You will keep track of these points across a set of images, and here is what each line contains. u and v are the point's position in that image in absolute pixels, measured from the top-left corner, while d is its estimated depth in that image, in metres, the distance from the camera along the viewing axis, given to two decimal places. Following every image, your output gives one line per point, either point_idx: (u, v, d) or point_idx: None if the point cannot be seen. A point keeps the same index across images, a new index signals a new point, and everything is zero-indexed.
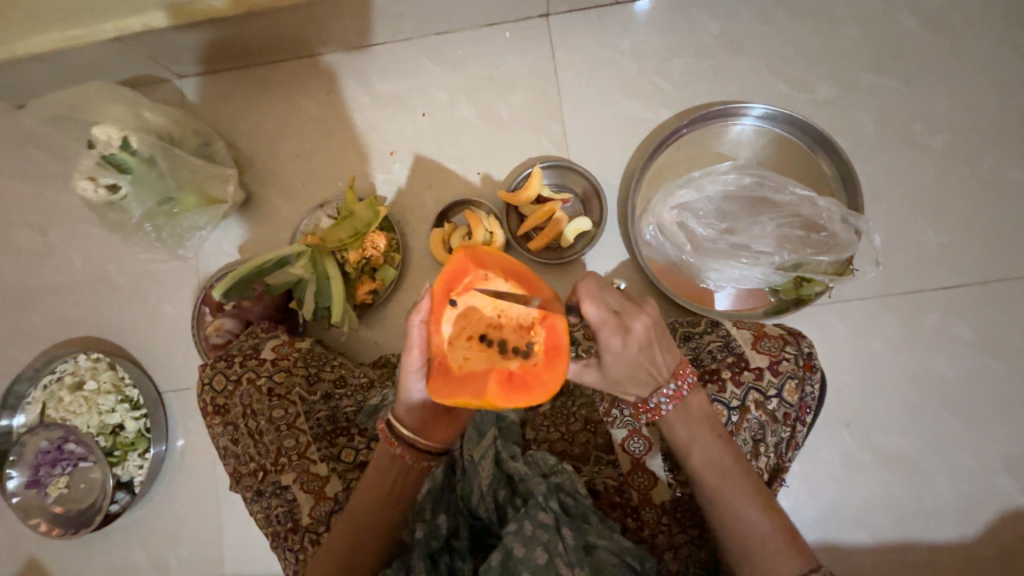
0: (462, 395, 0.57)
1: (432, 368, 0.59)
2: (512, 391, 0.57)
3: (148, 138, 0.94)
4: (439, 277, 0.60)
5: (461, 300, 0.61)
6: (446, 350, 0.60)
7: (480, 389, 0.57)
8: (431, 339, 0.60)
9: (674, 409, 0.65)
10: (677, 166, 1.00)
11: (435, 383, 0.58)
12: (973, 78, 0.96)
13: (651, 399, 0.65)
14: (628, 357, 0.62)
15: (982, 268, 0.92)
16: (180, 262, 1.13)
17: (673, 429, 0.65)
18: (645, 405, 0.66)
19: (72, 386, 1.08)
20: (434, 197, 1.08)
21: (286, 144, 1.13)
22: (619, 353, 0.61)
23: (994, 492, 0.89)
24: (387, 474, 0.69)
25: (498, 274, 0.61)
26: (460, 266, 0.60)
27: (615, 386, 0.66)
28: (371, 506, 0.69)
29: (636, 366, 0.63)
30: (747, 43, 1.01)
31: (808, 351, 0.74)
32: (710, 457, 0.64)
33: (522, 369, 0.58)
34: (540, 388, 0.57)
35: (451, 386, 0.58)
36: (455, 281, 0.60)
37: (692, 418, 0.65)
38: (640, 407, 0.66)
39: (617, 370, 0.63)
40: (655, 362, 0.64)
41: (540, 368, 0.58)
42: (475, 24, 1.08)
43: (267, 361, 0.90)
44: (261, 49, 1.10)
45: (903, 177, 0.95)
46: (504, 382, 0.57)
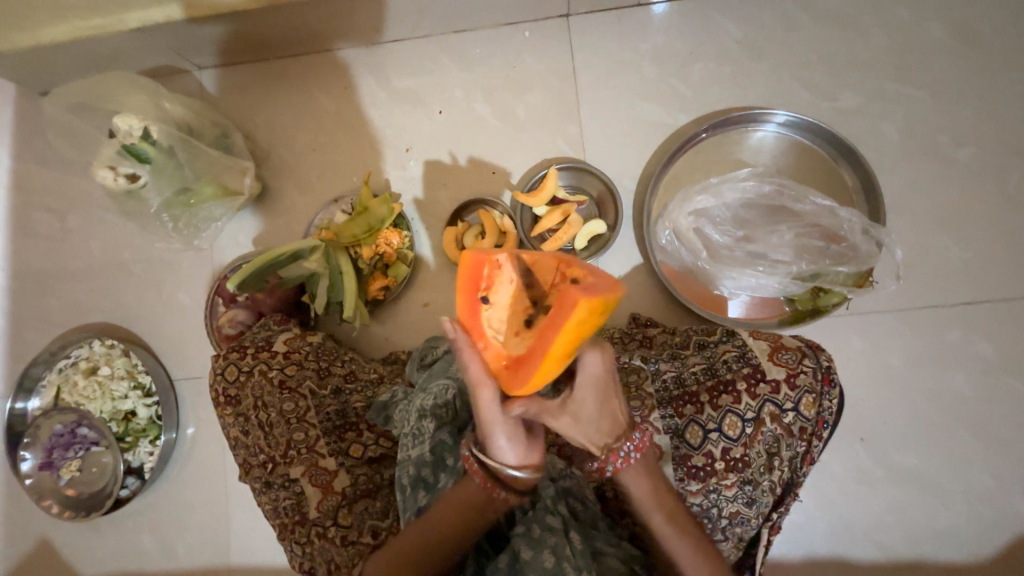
0: (542, 359, 0.52)
1: (506, 371, 0.56)
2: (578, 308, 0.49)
3: (168, 129, 0.95)
4: (457, 304, 0.57)
5: (488, 302, 0.57)
6: (504, 349, 0.57)
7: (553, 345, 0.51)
8: (487, 352, 0.57)
9: (633, 465, 0.62)
10: (695, 172, 0.99)
11: (516, 381, 0.55)
12: (1002, 90, 0.94)
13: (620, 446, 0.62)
14: (598, 390, 0.61)
15: (1004, 284, 0.90)
16: (196, 252, 1.14)
17: (630, 488, 0.63)
18: (612, 454, 0.62)
19: (87, 371, 1.10)
20: (448, 195, 1.08)
21: (302, 138, 1.13)
22: (587, 385, 0.61)
23: (1009, 513, 0.87)
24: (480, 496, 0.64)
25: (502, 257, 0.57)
26: (466, 270, 0.57)
27: (574, 427, 0.62)
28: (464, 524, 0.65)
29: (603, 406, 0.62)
30: (768, 48, 1.00)
31: (828, 365, 0.72)
32: (671, 511, 0.63)
33: (569, 293, 0.51)
34: (600, 296, 0.50)
35: (530, 363, 0.53)
36: (471, 287, 0.56)
37: (652, 475, 0.63)
38: (608, 455, 0.62)
39: (585, 403, 0.61)
40: (612, 409, 0.63)
41: (585, 285, 0.51)
42: (495, 23, 1.08)
43: (279, 354, 0.90)
44: (279, 42, 1.10)
45: (926, 189, 0.94)
46: (563, 310, 0.51)
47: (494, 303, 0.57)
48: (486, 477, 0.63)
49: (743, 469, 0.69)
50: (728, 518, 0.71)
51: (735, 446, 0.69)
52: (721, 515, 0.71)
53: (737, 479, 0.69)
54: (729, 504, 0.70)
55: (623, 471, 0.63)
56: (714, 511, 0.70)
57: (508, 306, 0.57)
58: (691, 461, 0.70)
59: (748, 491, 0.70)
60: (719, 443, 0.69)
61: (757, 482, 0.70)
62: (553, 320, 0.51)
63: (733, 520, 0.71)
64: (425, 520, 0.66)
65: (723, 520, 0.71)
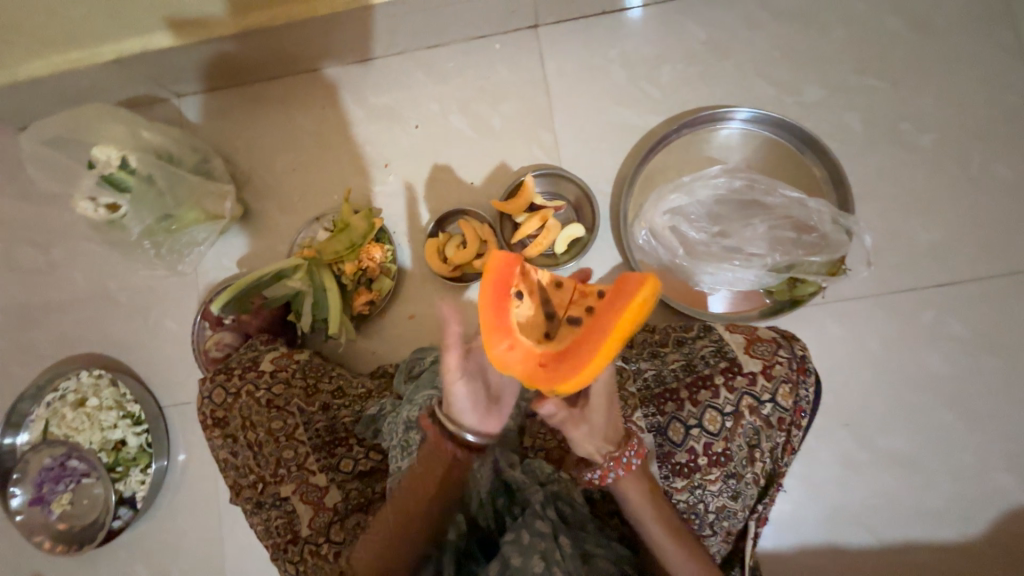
0: (592, 356, 0.52)
1: (541, 371, 0.55)
2: (629, 308, 0.51)
3: (145, 157, 0.96)
4: (485, 305, 0.55)
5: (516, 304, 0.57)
6: (535, 349, 0.56)
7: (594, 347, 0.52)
8: (518, 353, 0.55)
9: (630, 474, 0.64)
10: (668, 171, 1.01)
11: (556, 380, 0.53)
12: (960, 76, 0.97)
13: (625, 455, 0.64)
14: (607, 400, 0.62)
15: (974, 265, 0.92)
16: (180, 278, 1.14)
17: (626, 495, 0.65)
18: (614, 461, 0.63)
19: (75, 403, 1.09)
20: (428, 207, 1.09)
21: (282, 159, 1.14)
22: (599, 398, 0.62)
23: (995, 490, 0.89)
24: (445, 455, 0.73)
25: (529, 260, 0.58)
26: (498, 268, 0.55)
27: (588, 435, 0.64)
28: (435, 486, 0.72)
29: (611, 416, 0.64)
30: (732, 47, 1.02)
31: (802, 355, 0.73)
32: (663, 516, 0.65)
33: (617, 294, 0.53)
34: (638, 297, 0.51)
35: (574, 361, 0.53)
36: (503, 285, 0.55)
37: (648, 481, 0.65)
38: (608, 462, 0.63)
39: (596, 414, 0.63)
40: (613, 419, 0.64)
41: (620, 288, 0.53)
42: (466, 37, 1.10)
43: (266, 373, 0.91)
44: (255, 67, 1.12)
45: (892, 176, 0.96)
46: (613, 309, 0.53)
47: (520, 306, 0.58)
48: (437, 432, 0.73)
49: (726, 463, 0.70)
50: (715, 513, 0.71)
51: (717, 440, 0.70)
52: (708, 510, 0.71)
53: (720, 473, 0.70)
54: (715, 498, 0.70)
55: (620, 480, 0.64)
56: (701, 507, 0.71)
57: (530, 310, 0.58)
58: (674, 459, 0.70)
59: (733, 485, 0.70)
60: (701, 439, 0.70)
61: (740, 474, 0.70)
62: (600, 320, 0.53)
63: (721, 515, 0.71)
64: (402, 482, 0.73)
65: (710, 515, 0.71)
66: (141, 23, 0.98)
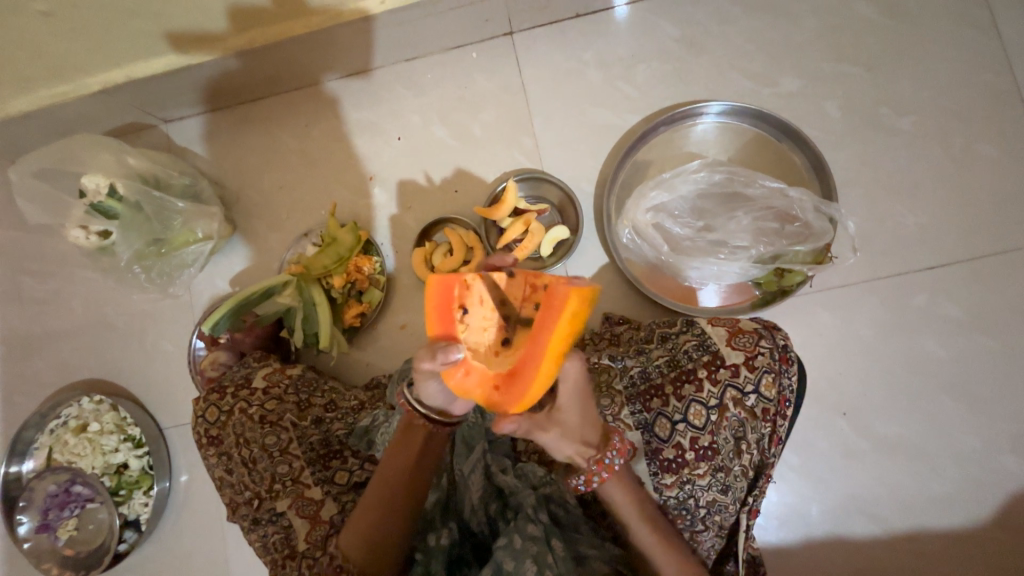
0: (540, 363, 0.54)
1: (498, 390, 0.57)
2: (565, 310, 0.53)
3: (132, 183, 0.98)
4: (435, 334, 0.57)
5: (465, 326, 0.59)
6: (490, 369, 0.58)
7: (538, 362, 0.55)
8: (474, 376, 0.58)
9: (614, 476, 0.64)
10: (649, 168, 1.01)
11: (513, 396, 0.56)
12: (937, 57, 0.96)
13: (607, 455, 0.63)
14: (580, 400, 0.62)
15: (963, 245, 0.92)
16: (175, 300, 1.16)
17: (613, 497, 0.65)
18: (598, 463, 0.63)
19: (77, 429, 1.10)
20: (414, 217, 1.10)
21: (269, 177, 1.16)
22: (570, 397, 0.61)
23: (1000, 472, 0.87)
24: (413, 445, 0.71)
25: (469, 277, 0.60)
26: (436, 293, 0.57)
27: (561, 441, 0.62)
28: (405, 476, 0.71)
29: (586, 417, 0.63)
30: (706, 42, 1.03)
31: (784, 344, 0.73)
32: (653, 520, 0.66)
33: (550, 297, 0.55)
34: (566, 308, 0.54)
35: (525, 372, 0.55)
36: (445, 308, 0.57)
37: (631, 483, 0.66)
38: (593, 465, 0.63)
39: (570, 415, 0.62)
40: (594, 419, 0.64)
41: (550, 301, 0.55)
42: (443, 48, 1.11)
43: (259, 390, 0.92)
44: (238, 90, 1.14)
45: (875, 161, 0.95)
46: (551, 312, 0.54)
47: (470, 325, 0.60)
48: (409, 406, 0.71)
49: (714, 457, 0.69)
50: (706, 508, 0.70)
51: (703, 434, 0.70)
52: (699, 505, 0.70)
53: (708, 467, 0.69)
54: (705, 493, 0.70)
55: (607, 483, 0.65)
56: (691, 502, 0.70)
57: (482, 327, 0.61)
58: (662, 455, 0.70)
59: (722, 478, 0.70)
60: (687, 433, 0.70)
61: (728, 467, 0.70)
62: (541, 325, 0.55)
63: (712, 509, 0.71)
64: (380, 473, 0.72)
65: (701, 510, 0.70)
66: (123, 53, 1.00)
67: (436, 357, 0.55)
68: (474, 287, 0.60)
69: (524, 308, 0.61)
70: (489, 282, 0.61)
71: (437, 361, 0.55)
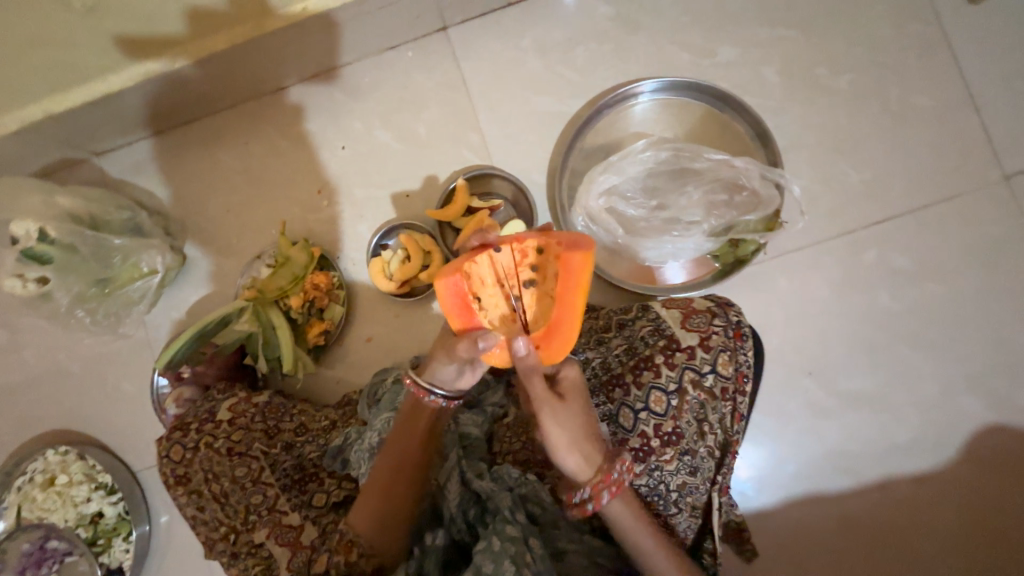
0: (575, 308, 0.60)
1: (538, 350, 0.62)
2: (581, 259, 0.60)
3: (64, 225, 0.93)
4: (458, 324, 0.63)
5: (481, 310, 0.66)
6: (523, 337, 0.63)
7: (570, 316, 0.61)
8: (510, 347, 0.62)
9: (617, 498, 0.64)
10: (598, 152, 1.00)
11: (557, 349, 0.62)
12: (866, 12, 0.97)
13: (611, 469, 0.64)
14: (582, 402, 0.65)
15: (908, 197, 0.93)
16: (131, 339, 1.12)
17: (615, 514, 0.65)
18: (603, 476, 0.63)
19: (45, 483, 1.06)
20: (368, 227, 1.08)
21: (214, 201, 1.12)
22: (575, 398, 0.64)
23: (960, 413, 0.90)
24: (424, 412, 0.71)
25: (468, 265, 0.65)
26: (448, 289, 0.63)
27: (565, 439, 0.62)
28: (416, 445, 0.72)
29: (590, 421, 0.65)
30: (641, 19, 1.02)
31: (737, 320, 0.74)
32: (648, 534, 0.66)
33: (564, 258, 0.61)
34: (582, 261, 0.60)
35: (562, 326, 0.61)
36: (461, 301, 0.63)
37: (634, 502, 0.67)
38: (598, 479, 0.64)
39: (576, 410, 0.63)
40: (598, 441, 0.65)
41: (565, 259, 0.61)
42: (378, 49, 1.08)
43: (225, 423, 0.89)
44: (169, 113, 1.09)
45: (816, 123, 0.96)
46: (569, 262, 0.61)
47: (485, 308, 0.66)
48: (415, 387, 0.70)
49: (679, 441, 0.70)
50: (677, 491, 0.71)
51: (666, 420, 0.70)
52: (670, 489, 0.71)
53: (675, 452, 0.70)
54: (674, 478, 0.70)
55: (613, 501, 0.65)
56: (662, 488, 0.71)
57: (494, 303, 0.67)
58: (628, 445, 0.70)
59: (689, 461, 0.70)
60: (650, 421, 0.70)
61: (694, 450, 0.71)
62: (562, 278, 0.61)
63: (683, 492, 0.72)
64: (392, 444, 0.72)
65: (673, 493, 0.71)
66: (36, 89, 0.94)
67: (473, 344, 0.60)
68: (473, 274, 0.66)
69: (522, 272, 0.67)
70: (483, 263, 0.67)
71: (476, 348, 0.60)
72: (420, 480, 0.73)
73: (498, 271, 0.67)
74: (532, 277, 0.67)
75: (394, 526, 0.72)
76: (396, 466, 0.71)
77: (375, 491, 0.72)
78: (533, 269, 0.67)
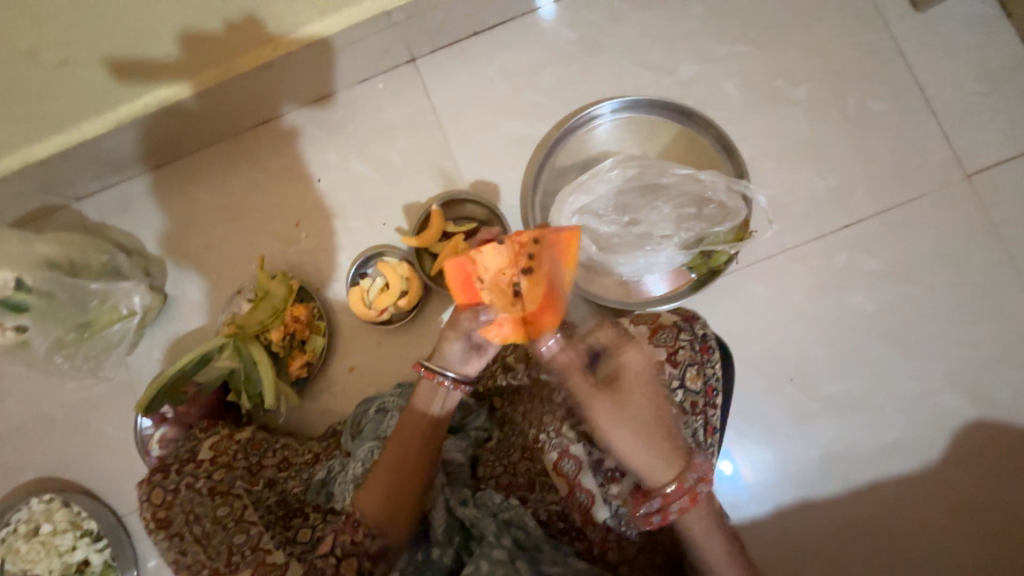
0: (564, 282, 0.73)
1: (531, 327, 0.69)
2: (567, 237, 0.72)
3: (40, 273, 0.95)
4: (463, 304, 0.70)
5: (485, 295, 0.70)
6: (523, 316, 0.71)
7: (561, 290, 0.72)
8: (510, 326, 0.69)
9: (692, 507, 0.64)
10: (569, 172, 1.02)
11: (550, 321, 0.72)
12: (819, 24, 1.00)
13: (687, 471, 0.63)
14: (646, 395, 0.66)
15: (873, 200, 0.95)
16: (115, 381, 1.11)
17: (689, 519, 0.65)
18: (680, 480, 0.63)
19: (28, 533, 1.04)
20: (347, 257, 1.08)
21: (194, 239, 1.13)
22: (637, 390, 0.66)
23: (942, 411, 0.90)
24: (431, 403, 0.74)
25: (473, 254, 0.69)
26: (454, 274, 0.70)
27: (632, 433, 0.63)
28: (421, 437, 0.74)
29: (659, 417, 0.65)
30: (603, 42, 1.04)
31: (703, 334, 0.76)
32: (718, 542, 0.67)
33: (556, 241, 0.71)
34: (569, 241, 0.72)
35: (557, 302, 0.72)
36: (465, 285, 0.69)
37: (710, 509, 0.66)
38: (678, 483, 0.63)
39: (637, 404, 0.65)
40: (671, 440, 0.64)
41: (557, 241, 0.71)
42: (349, 82, 1.10)
43: (207, 462, 0.89)
44: (145, 155, 1.10)
45: (778, 133, 0.98)
46: (559, 242, 0.71)
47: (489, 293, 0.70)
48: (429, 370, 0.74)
49: None
50: None
51: None
52: None
53: None
54: None
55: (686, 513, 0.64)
56: None
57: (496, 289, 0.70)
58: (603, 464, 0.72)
59: None
60: None
61: None
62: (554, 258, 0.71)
63: None
64: (400, 439, 0.74)
65: None
66: None
67: (477, 318, 0.69)
68: (479, 262, 0.69)
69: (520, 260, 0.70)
70: (488, 254, 0.69)
71: (479, 321, 0.69)
72: (425, 476, 0.74)
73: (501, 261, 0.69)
74: (529, 263, 0.71)
75: (405, 517, 0.73)
76: (402, 460, 0.73)
77: (381, 487, 0.72)
78: (531, 256, 0.71)
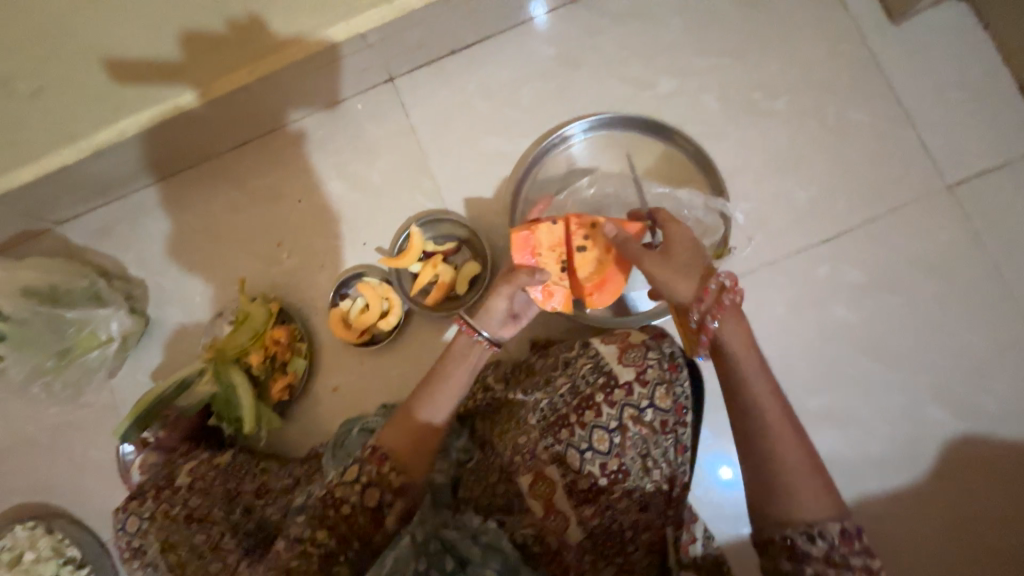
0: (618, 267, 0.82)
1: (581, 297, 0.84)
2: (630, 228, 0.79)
3: (13, 300, 0.96)
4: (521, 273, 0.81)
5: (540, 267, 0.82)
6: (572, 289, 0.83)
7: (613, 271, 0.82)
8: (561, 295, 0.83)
9: (730, 315, 0.64)
10: (548, 189, 1.01)
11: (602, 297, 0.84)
12: (797, 36, 1.00)
13: (718, 291, 0.64)
14: (683, 243, 0.69)
15: (854, 212, 0.94)
16: (98, 406, 1.11)
17: (728, 349, 0.63)
18: (711, 302, 0.64)
19: (9, 562, 1.02)
20: (328, 277, 1.08)
21: (176, 261, 1.13)
22: (673, 238, 0.70)
23: (929, 424, 0.89)
24: (467, 358, 0.77)
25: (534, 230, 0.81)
26: (518, 243, 0.81)
27: (667, 271, 0.67)
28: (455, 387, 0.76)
29: (694, 255, 0.68)
30: (581, 58, 1.04)
31: (671, 352, 0.75)
32: (769, 388, 0.62)
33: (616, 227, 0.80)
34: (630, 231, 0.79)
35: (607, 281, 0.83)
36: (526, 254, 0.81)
37: (754, 351, 0.64)
38: (707, 302, 0.64)
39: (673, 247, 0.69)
40: (706, 271, 0.67)
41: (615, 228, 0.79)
42: (329, 102, 1.10)
43: (182, 488, 0.88)
44: (126, 178, 1.10)
45: (758, 146, 0.98)
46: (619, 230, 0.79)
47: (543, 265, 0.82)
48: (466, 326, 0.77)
49: (625, 479, 0.72)
50: (633, 529, 0.72)
51: (610, 458, 0.71)
52: (626, 527, 0.72)
53: (622, 490, 0.72)
54: (625, 516, 0.72)
55: (726, 332, 0.64)
56: (617, 527, 0.72)
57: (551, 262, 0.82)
58: (578, 486, 0.72)
59: (638, 497, 0.72)
60: (595, 461, 0.71)
61: (641, 487, 0.72)
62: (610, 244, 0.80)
63: (639, 529, 0.72)
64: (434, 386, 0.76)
65: (629, 531, 0.72)
66: None
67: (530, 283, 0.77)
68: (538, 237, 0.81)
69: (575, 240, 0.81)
70: (546, 231, 0.81)
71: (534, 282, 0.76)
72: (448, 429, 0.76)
73: (557, 237, 0.81)
74: (583, 244, 0.81)
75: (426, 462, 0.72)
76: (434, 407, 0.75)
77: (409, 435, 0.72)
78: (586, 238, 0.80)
